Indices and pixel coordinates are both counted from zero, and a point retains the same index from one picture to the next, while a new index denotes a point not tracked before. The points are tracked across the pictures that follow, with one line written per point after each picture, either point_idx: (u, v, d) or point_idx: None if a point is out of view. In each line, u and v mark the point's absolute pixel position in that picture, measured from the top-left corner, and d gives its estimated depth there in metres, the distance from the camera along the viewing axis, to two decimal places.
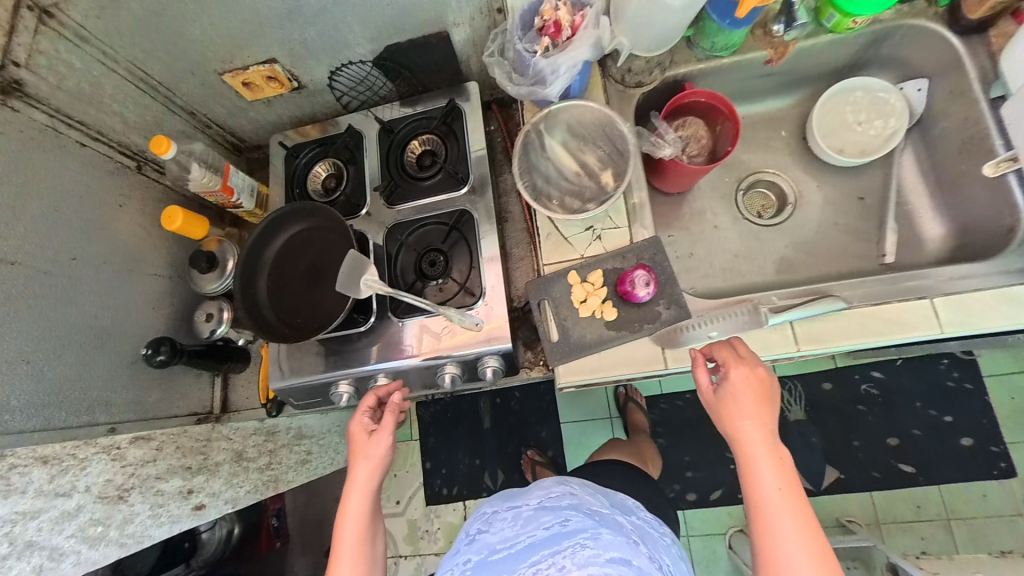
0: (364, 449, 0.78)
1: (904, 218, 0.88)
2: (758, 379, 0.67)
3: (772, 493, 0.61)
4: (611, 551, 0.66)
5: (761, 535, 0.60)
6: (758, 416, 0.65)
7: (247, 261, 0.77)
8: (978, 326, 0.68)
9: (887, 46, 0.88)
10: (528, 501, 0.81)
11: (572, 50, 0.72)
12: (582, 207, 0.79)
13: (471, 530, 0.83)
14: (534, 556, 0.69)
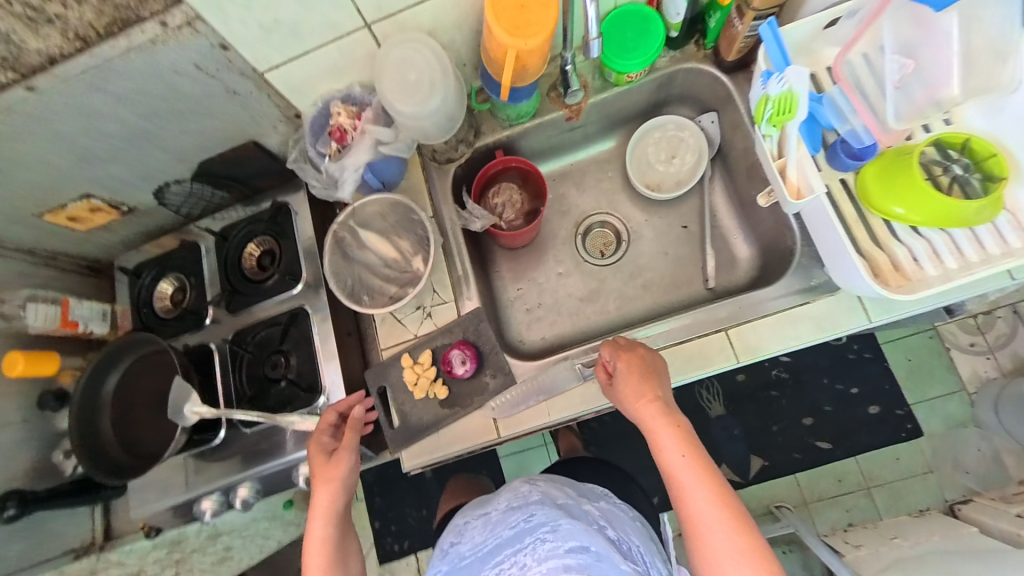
0: (320, 477, 0.73)
1: (720, 241, 0.94)
2: (641, 356, 0.71)
3: (678, 456, 0.62)
4: (573, 540, 0.56)
5: (677, 500, 0.61)
6: (651, 387, 0.68)
7: (81, 405, 0.80)
8: (769, 351, 0.73)
9: (675, 88, 0.96)
10: (498, 504, 0.70)
11: (353, 155, 0.81)
12: (400, 293, 0.88)
13: (444, 544, 0.71)
14: (500, 558, 0.59)
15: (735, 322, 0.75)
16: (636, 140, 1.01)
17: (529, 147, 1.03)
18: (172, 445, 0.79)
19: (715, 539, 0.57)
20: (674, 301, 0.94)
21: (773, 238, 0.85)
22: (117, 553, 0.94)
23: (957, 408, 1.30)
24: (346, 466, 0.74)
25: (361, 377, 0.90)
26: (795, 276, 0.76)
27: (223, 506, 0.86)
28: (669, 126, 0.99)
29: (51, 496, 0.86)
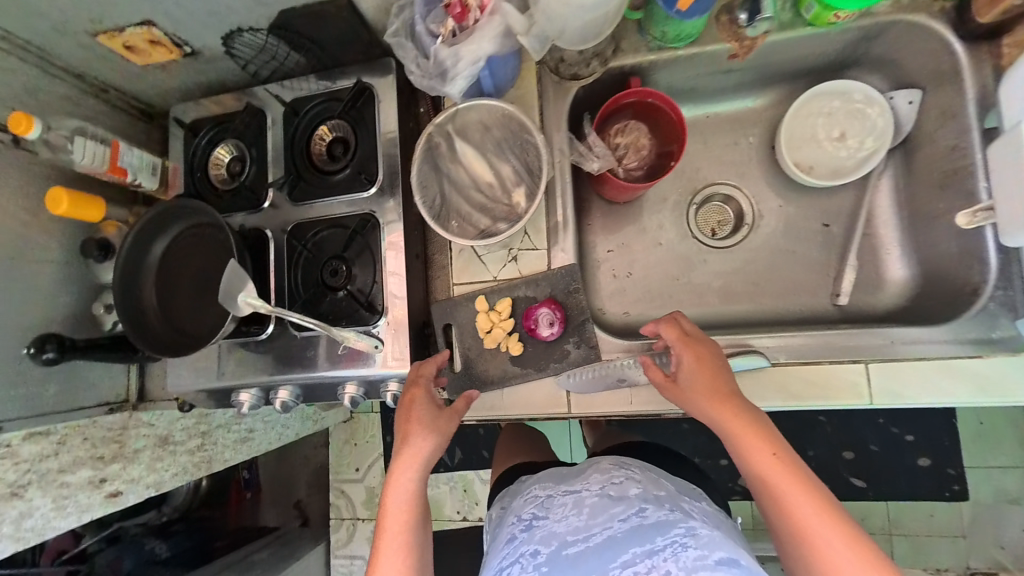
0: (419, 426, 0.69)
1: (868, 254, 0.84)
2: (705, 350, 0.66)
3: (764, 460, 0.57)
4: (720, 551, 0.50)
5: (774, 510, 0.56)
6: (721, 385, 0.63)
7: (122, 267, 0.73)
8: (906, 396, 0.67)
9: (879, 45, 0.80)
10: (591, 486, 0.64)
11: (473, 42, 0.64)
12: (490, 228, 0.77)
13: (523, 516, 0.64)
14: (625, 555, 0.52)
15: (881, 357, 0.68)
16: (800, 103, 0.86)
17: (667, 84, 0.87)
18: (222, 330, 0.71)
19: (831, 554, 0.50)
20: (790, 310, 0.84)
21: (944, 270, 0.75)
22: (148, 415, 0.92)
23: (1016, 483, 1.17)
24: (450, 426, 0.71)
25: (421, 307, 0.82)
26: (972, 325, 0.68)
27: (261, 402, 0.83)
28: (856, 95, 0.84)
29: (88, 347, 0.79)
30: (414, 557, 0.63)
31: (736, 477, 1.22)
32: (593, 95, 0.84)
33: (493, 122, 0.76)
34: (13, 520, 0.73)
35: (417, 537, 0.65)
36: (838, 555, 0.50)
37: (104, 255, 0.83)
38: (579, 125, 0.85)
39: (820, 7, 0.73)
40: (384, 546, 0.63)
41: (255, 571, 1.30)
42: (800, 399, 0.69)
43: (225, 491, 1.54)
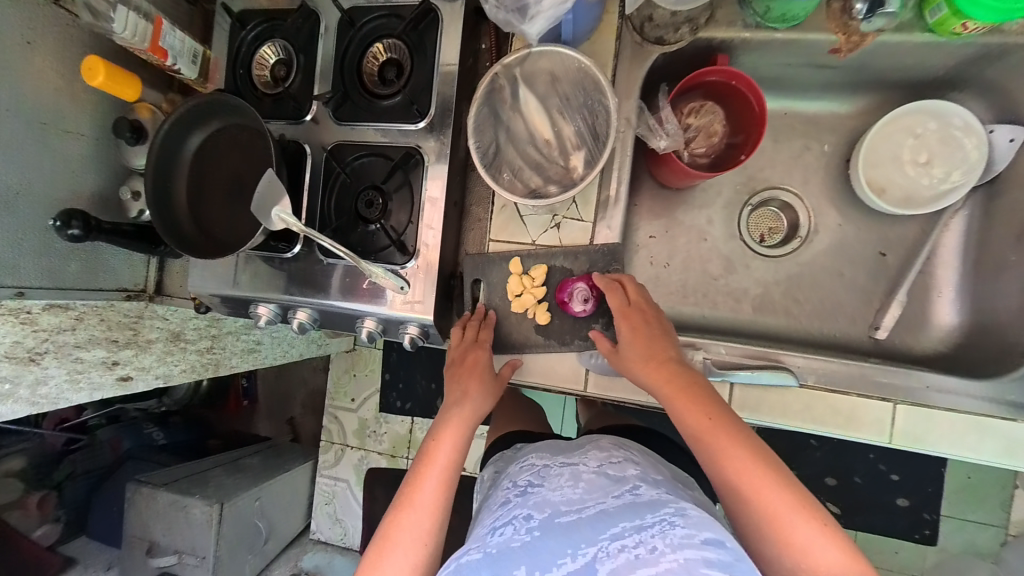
0: (471, 377, 0.72)
1: (919, 292, 0.80)
2: (643, 317, 0.69)
3: (700, 422, 0.60)
4: (707, 532, 0.50)
5: (712, 465, 0.59)
6: (660, 351, 0.66)
7: (156, 158, 0.71)
8: (927, 444, 0.71)
9: (995, 69, 0.72)
10: (587, 462, 0.67)
11: None
12: (540, 188, 0.73)
13: (518, 483, 0.67)
14: (615, 528, 0.53)
15: (913, 402, 0.71)
16: (891, 118, 0.80)
17: (753, 68, 0.79)
18: (250, 240, 0.70)
19: (768, 494, 0.55)
20: (825, 332, 0.82)
21: (998, 327, 0.73)
22: (163, 308, 0.92)
23: (986, 539, 1.20)
24: (498, 385, 0.74)
25: (451, 258, 0.80)
26: (1017, 387, 0.69)
27: (278, 318, 0.83)
28: (954, 120, 0.77)
29: (113, 233, 0.74)
30: (446, 498, 0.65)
31: None
32: (674, 64, 0.77)
33: (564, 75, 0.70)
34: (29, 385, 0.77)
35: (454, 479, 0.67)
36: (772, 493, 0.55)
37: (136, 138, 0.76)
38: (653, 96, 0.79)
39: (949, 12, 0.65)
40: (424, 480, 0.66)
41: (247, 473, 1.37)
42: (826, 426, 0.72)
43: (225, 392, 1.75)
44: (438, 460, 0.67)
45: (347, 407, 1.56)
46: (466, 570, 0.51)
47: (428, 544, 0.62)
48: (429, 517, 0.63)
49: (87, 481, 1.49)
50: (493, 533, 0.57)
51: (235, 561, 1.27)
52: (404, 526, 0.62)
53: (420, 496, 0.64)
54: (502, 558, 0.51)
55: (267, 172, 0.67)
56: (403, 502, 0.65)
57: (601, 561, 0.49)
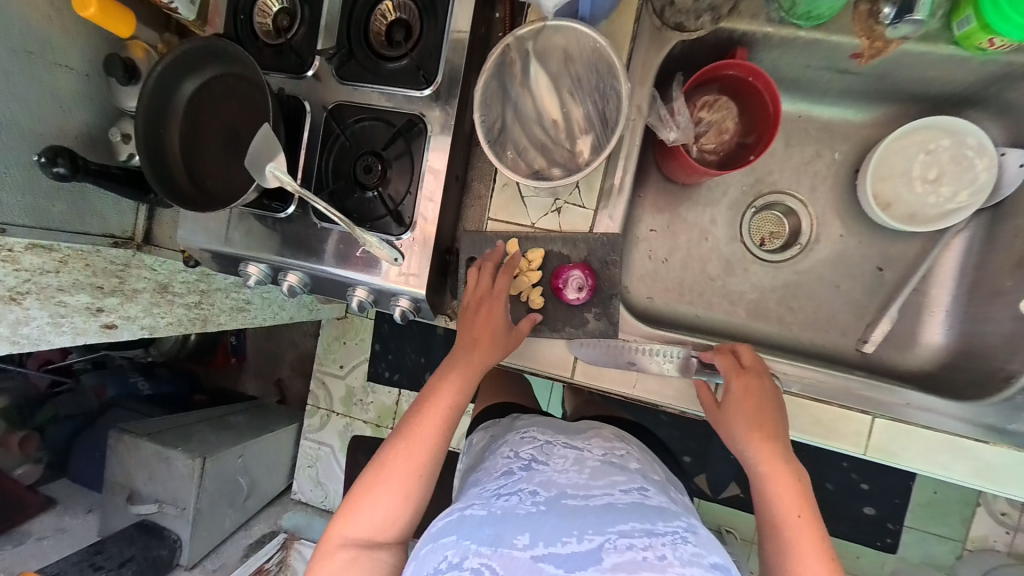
0: (482, 327, 0.70)
1: (911, 310, 0.81)
2: (766, 393, 0.68)
3: (788, 512, 0.60)
4: (714, 555, 0.52)
5: (776, 553, 0.59)
6: (768, 428, 0.66)
7: (148, 102, 0.68)
8: (897, 458, 0.73)
9: (1017, 89, 0.70)
10: (592, 449, 0.67)
11: None
12: (544, 170, 0.72)
13: (521, 454, 0.66)
14: (623, 525, 0.52)
15: (892, 417, 0.72)
16: (907, 130, 0.78)
17: (773, 66, 0.77)
18: (243, 196, 0.69)
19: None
20: (814, 341, 0.83)
21: (984, 352, 0.72)
22: (152, 259, 0.91)
23: (945, 552, 1.23)
24: (509, 341, 0.72)
25: (449, 234, 0.80)
26: (993, 412, 0.69)
27: (267, 279, 0.83)
28: (967, 138, 0.75)
29: (100, 175, 0.72)
30: (440, 436, 0.67)
31: (692, 474, 1.28)
32: (692, 54, 0.75)
33: (578, 54, 0.68)
34: (11, 323, 0.77)
35: (451, 421, 0.69)
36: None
37: (129, 78, 0.74)
38: (668, 86, 0.77)
39: (977, 26, 0.63)
40: (424, 418, 0.68)
41: (231, 430, 1.38)
42: (807, 434, 0.74)
43: (213, 348, 1.76)
44: (438, 400, 0.69)
45: (335, 374, 1.56)
46: (469, 526, 0.54)
47: (419, 474, 0.65)
48: (423, 450, 0.66)
49: (69, 425, 1.51)
50: (497, 497, 0.58)
51: (215, 514, 1.29)
52: (399, 453, 0.66)
53: (418, 430, 0.67)
54: (505, 522, 0.54)
55: (263, 127, 0.65)
56: (401, 433, 0.68)
57: (607, 553, 0.49)
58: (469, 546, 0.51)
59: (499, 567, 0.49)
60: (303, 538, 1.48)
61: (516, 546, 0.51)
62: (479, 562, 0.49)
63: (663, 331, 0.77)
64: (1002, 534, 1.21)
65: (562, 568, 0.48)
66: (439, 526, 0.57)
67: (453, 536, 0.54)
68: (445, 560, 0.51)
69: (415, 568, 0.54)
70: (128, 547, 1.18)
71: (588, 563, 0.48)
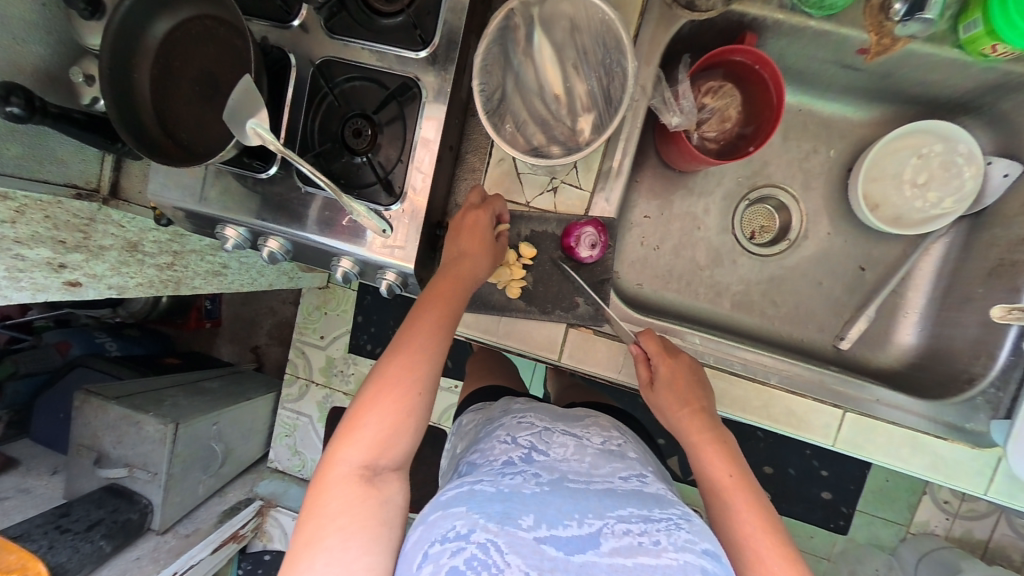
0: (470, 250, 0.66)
1: (886, 312, 0.83)
2: (686, 367, 0.70)
3: (721, 476, 0.60)
4: (706, 542, 0.51)
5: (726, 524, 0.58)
6: (694, 400, 0.67)
7: (115, 38, 0.62)
8: (862, 451, 0.75)
9: (1011, 100, 0.71)
10: (591, 437, 0.67)
11: None
12: (542, 147, 0.70)
13: (520, 441, 0.63)
14: (621, 510, 0.53)
15: (860, 412, 0.75)
16: (900, 134, 0.78)
17: (779, 56, 0.76)
18: (221, 154, 0.64)
19: (766, 558, 0.54)
20: (793, 336, 0.85)
21: (950, 354, 0.76)
22: (119, 214, 0.87)
23: (888, 534, 1.33)
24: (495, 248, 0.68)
25: (440, 207, 0.78)
26: (954, 411, 0.73)
27: (246, 243, 0.79)
28: (958, 146, 0.76)
29: (59, 118, 0.66)
30: (435, 351, 0.61)
31: (665, 456, 1.32)
32: (700, 35, 0.73)
33: (585, 24, 0.65)
34: None
35: (445, 337, 0.62)
36: (767, 551, 0.54)
37: (92, 12, 0.68)
38: (674, 67, 0.75)
39: (984, 30, 0.63)
40: (415, 336, 0.61)
41: (207, 396, 1.36)
42: (781, 425, 0.76)
43: (184, 311, 1.68)
44: (426, 317, 0.62)
45: (316, 344, 1.54)
46: (478, 499, 0.52)
47: (415, 394, 0.59)
48: (415, 367, 0.59)
49: (31, 382, 1.46)
50: (503, 475, 0.57)
51: (187, 479, 1.27)
52: (388, 373, 0.59)
53: (409, 348, 0.60)
54: (511, 500, 0.52)
55: (244, 78, 0.60)
56: (390, 353, 0.60)
57: (605, 538, 0.50)
58: (478, 518, 0.49)
59: (505, 545, 0.47)
60: (278, 505, 1.50)
61: (521, 526, 0.49)
62: (486, 536, 0.47)
63: (650, 318, 0.77)
64: (942, 519, 1.30)
65: (563, 551, 0.48)
66: (449, 495, 0.55)
67: (463, 507, 0.51)
68: (453, 529, 0.49)
69: (421, 533, 0.51)
70: (97, 509, 1.16)
71: (587, 548, 0.49)
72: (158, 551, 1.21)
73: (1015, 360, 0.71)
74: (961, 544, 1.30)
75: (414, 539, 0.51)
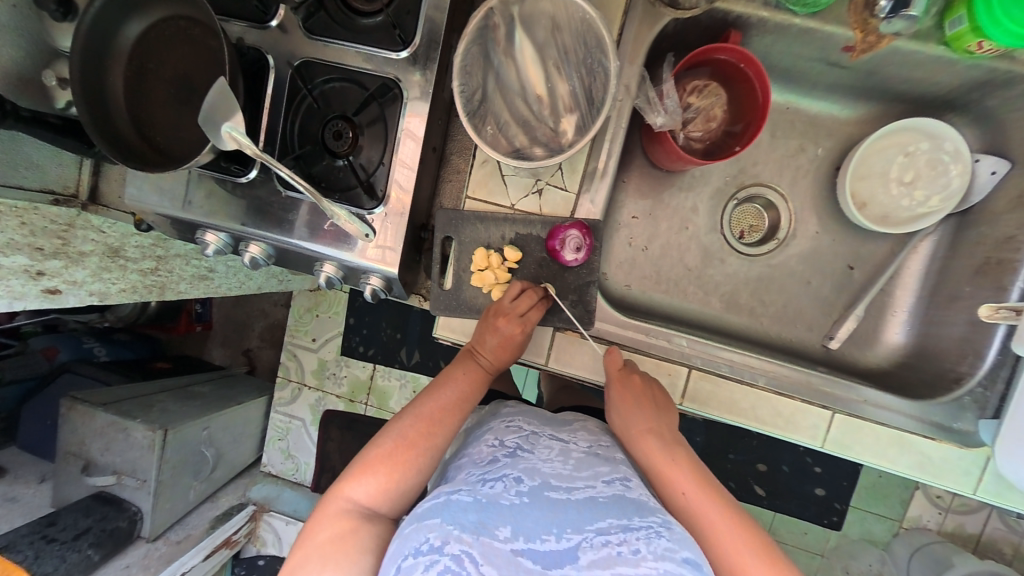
0: (499, 340, 0.69)
1: (875, 310, 0.83)
2: (641, 388, 0.69)
3: (685, 494, 0.59)
4: (688, 551, 0.49)
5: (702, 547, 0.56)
6: (647, 422, 0.66)
7: (85, 39, 0.61)
8: (851, 452, 0.75)
9: (997, 97, 0.71)
10: (578, 441, 0.66)
11: None
12: (525, 148, 0.69)
13: (506, 442, 0.63)
14: (602, 520, 0.51)
15: (849, 413, 0.74)
16: (888, 132, 0.78)
17: (764, 54, 0.75)
18: (198, 158, 0.62)
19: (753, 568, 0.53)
20: (782, 335, 0.84)
21: (938, 353, 0.76)
22: (99, 220, 0.86)
23: (881, 530, 1.33)
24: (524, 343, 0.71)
25: (424, 209, 0.77)
26: (941, 410, 0.73)
27: (228, 249, 0.78)
28: (945, 143, 0.76)
29: (33, 121, 0.66)
30: (452, 422, 0.65)
31: None
32: (685, 34, 0.72)
33: (567, 24, 0.65)
34: None
35: (462, 413, 0.66)
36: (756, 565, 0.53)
37: (64, 13, 0.67)
38: (658, 66, 0.74)
39: (967, 27, 0.62)
40: (434, 397, 0.66)
41: (196, 401, 1.34)
42: (769, 427, 0.75)
43: (174, 314, 1.66)
44: (449, 389, 0.67)
45: (307, 347, 1.52)
46: (454, 508, 0.51)
47: (421, 450, 0.61)
48: (431, 431, 0.62)
49: (16, 390, 1.43)
50: (482, 483, 0.55)
51: (177, 486, 1.26)
52: (400, 433, 0.61)
53: (431, 411, 0.64)
54: (488, 511, 0.51)
55: (219, 81, 0.59)
56: (413, 411, 0.64)
57: (583, 551, 0.48)
58: (451, 531, 0.48)
59: (478, 556, 0.46)
60: (272, 510, 1.49)
61: (497, 537, 0.48)
62: (460, 547, 0.46)
63: (637, 320, 0.76)
64: (934, 514, 1.31)
65: (540, 564, 0.47)
66: (423, 506, 0.53)
67: (437, 518, 0.50)
68: (426, 541, 0.48)
69: (396, 547, 0.49)
70: (84, 518, 1.15)
71: (564, 561, 0.48)
72: (148, 559, 1.19)
73: (1001, 358, 0.71)
74: (953, 539, 1.30)
75: (389, 553, 0.50)
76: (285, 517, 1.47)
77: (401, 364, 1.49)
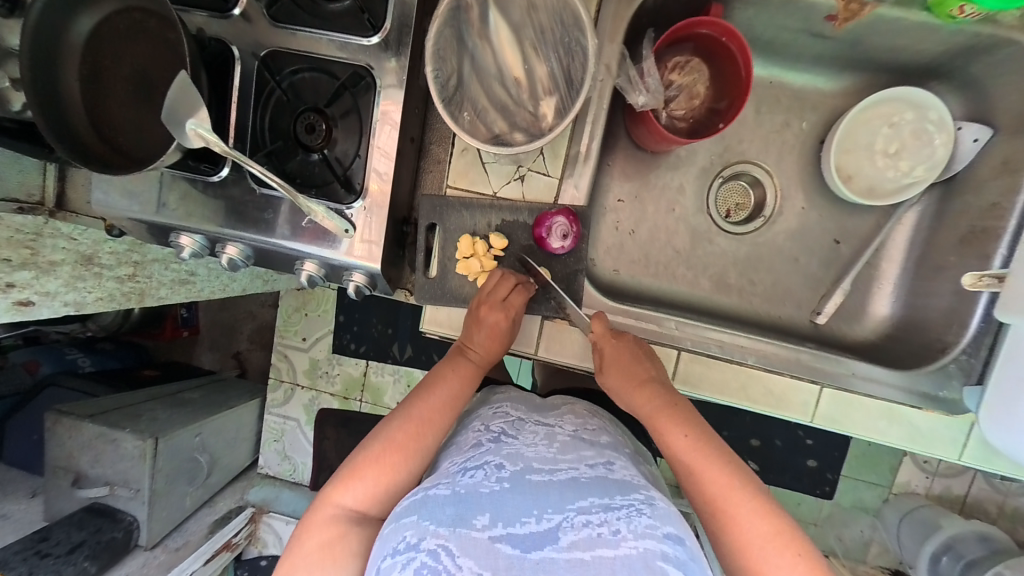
0: (486, 334, 0.68)
1: (863, 284, 0.83)
2: (631, 345, 0.69)
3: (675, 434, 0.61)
4: (670, 525, 0.48)
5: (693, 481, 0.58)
6: (641, 373, 0.67)
7: (31, 40, 0.57)
8: (844, 427, 0.77)
9: (980, 63, 0.71)
10: (564, 425, 0.65)
11: None
12: (505, 135, 0.67)
13: (492, 427, 0.63)
14: (582, 501, 0.50)
15: (839, 388, 0.75)
16: (870, 104, 0.78)
17: (746, 26, 0.74)
18: (163, 158, 0.59)
19: (744, 505, 0.54)
20: (771, 313, 0.84)
21: (924, 325, 0.77)
22: (69, 227, 0.83)
23: (872, 497, 1.36)
24: (511, 333, 0.70)
25: (406, 201, 0.75)
26: (928, 380, 0.73)
27: (204, 251, 0.74)
28: (929, 113, 0.76)
29: None
30: (444, 421, 0.64)
31: None
32: (665, 8, 0.70)
33: (542, 3, 0.63)
34: None
35: (454, 412, 0.65)
36: (749, 500, 0.55)
37: (10, 9, 0.62)
38: (638, 44, 0.72)
39: None
40: (425, 398, 0.64)
41: (187, 407, 1.32)
42: (762, 406, 0.76)
43: (159, 320, 1.64)
44: (440, 389, 0.66)
45: (298, 346, 1.50)
46: (432, 504, 0.50)
47: (409, 455, 0.60)
48: (422, 433, 0.61)
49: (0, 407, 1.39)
50: (462, 473, 0.54)
51: (171, 493, 1.24)
52: (388, 438, 0.60)
53: (421, 413, 0.63)
54: (467, 501, 0.50)
55: (179, 76, 0.56)
56: (403, 413, 0.63)
57: (564, 532, 0.47)
58: (428, 526, 0.47)
59: (456, 549, 0.45)
60: (272, 511, 1.48)
61: (475, 526, 0.47)
62: (437, 543, 0.45)
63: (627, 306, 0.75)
64: (923, 478, 1.34)
65: (519, 548, 0.46)
66: (403, 504, 0.52)
67: (414, 516, 0.49)
68: (402, 540, 0.46)
69: (376, 547, 0.48)
70: (78, 531, 1.13)
71: (545, 544, 0.46)
72: (147, 567, 1.18)
73: (986, 327, 0.71)
74: (941, 502, 1.33)
75: (371, 554, 0.49)
76: (285, 517, 1.46)
77: (394, 359, 1.48)
